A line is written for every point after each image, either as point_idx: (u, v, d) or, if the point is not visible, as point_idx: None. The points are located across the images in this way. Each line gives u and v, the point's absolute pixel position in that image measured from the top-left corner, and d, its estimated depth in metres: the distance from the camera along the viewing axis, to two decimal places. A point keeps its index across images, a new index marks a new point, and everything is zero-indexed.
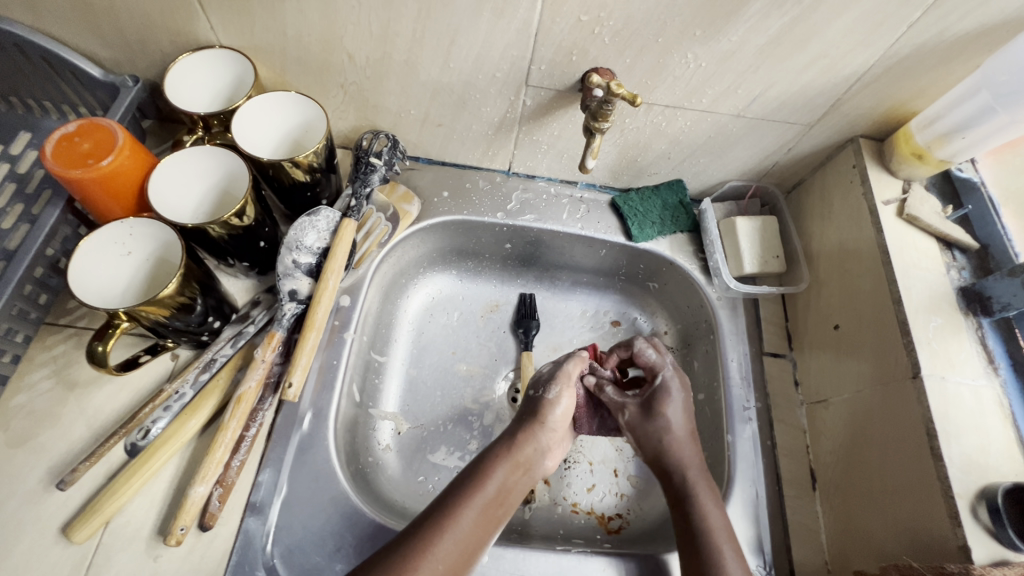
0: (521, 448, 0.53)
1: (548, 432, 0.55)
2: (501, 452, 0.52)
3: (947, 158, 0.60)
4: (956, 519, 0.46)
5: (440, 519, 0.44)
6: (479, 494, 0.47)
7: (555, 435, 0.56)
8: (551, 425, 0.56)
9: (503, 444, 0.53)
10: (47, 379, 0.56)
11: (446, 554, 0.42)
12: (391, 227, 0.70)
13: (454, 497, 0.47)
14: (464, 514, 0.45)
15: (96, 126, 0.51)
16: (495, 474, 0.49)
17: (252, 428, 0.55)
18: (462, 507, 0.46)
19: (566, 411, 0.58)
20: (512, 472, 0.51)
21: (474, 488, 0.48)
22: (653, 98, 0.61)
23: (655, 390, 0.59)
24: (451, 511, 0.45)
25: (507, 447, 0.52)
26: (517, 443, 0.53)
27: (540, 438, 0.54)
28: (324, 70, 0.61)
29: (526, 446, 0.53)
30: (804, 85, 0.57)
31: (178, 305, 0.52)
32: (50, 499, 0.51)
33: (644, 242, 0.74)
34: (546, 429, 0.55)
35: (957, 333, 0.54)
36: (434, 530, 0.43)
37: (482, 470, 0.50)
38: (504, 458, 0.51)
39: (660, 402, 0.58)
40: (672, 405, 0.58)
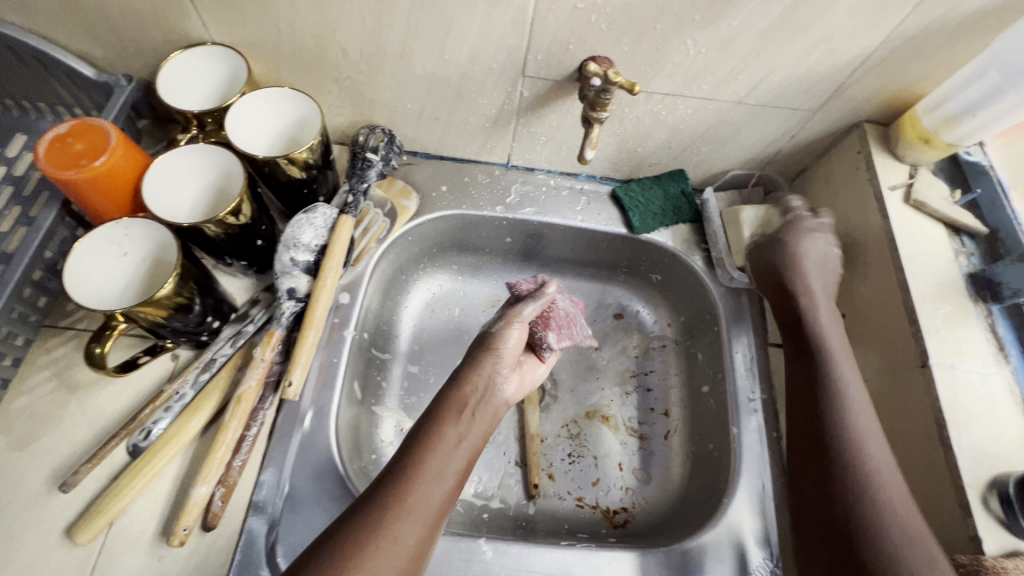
0: (470, 384, 0.54)
1: (498, 362, 0.57)
2: (455, 394, 0.53)
3: (954, 141, 0.59)
4: (966, 509, 0.45)
5: (405, 467, 0.46)
6: (442, 434, 0.49)
7: (506, 363, 0.57)
8: (502, 356, 0.57)
9: (450, 388, 0.54)
10: (48, 382, 0.56)
11: (424, 498, 0.44)
12: (389, 223, 0.69)
13: (419, 445, 0.48)
14: (430, 459, 0.47)
15: (88, 126, 0.51)
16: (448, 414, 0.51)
17: (253, 428, 0.55)
18: (428, 452, 0.47)
19: (518, 341, 0.59)
20: (466, 411, 0.52)
21: (430, 432, 0.49)
22: (652, 86, 0.60)
23: (791, 219, 0.65)
24: (418, 459, 0.47)
25: (457, 386, 0.54)
26: (465, 376, 0.54)
27: (486, 371, 0.55)
28: (318, 64, 0.60)
29: (473, 379, 0.54)
30: (806, 69, 0.56)
31: (176, 305, 0.51)
32: (54, 501, 0.51)
33: (646, 234, 0.73)
34: (494, 360, 0.56)
35: (966, 321, 0.53)
36: (407, 481, 0.45)
37: (440, 411, 0.51)
38: (458, 393, 0.53)
39: (795, 230, 0.63)
40: (808, 238, 0.63)
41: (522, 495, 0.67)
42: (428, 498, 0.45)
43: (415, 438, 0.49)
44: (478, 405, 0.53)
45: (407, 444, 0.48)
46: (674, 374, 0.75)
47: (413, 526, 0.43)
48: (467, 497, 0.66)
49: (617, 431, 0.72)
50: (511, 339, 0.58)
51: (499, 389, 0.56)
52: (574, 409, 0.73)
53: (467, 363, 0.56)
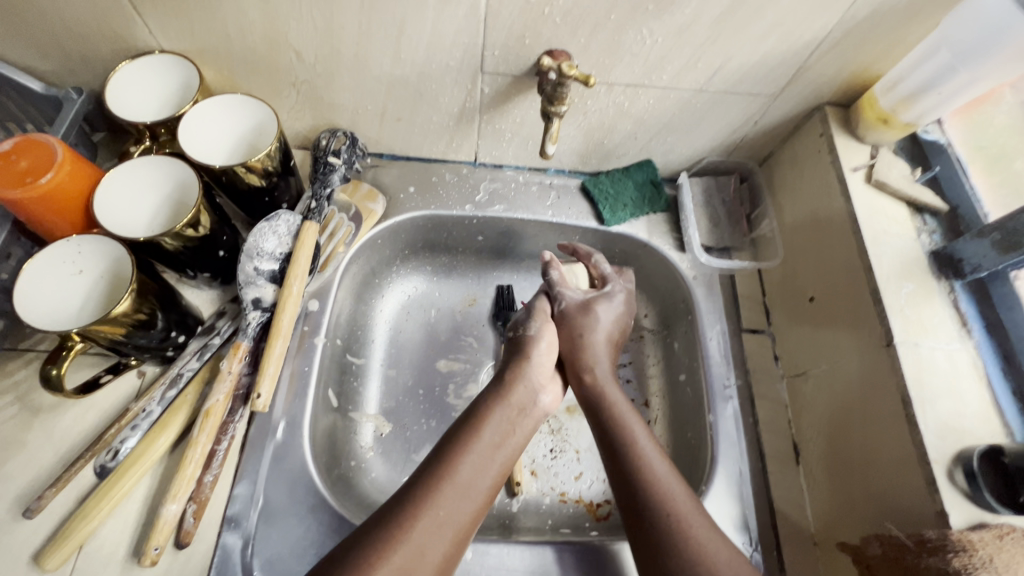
0: (513, 392, 0.56)
1: (537, 368, 0.59)
2: (495, 401, 0.54)
3: (912, 121, 0.59)
4: (933, 485, 0.46)
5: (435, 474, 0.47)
6: (475, 442, 0.50)
7: (543, 371, 0.59)
8: (536, 364, 0.59)
9: (496, 392, 0.56)
10: (9, 406, 0.55)
11: (449, 505, 0.45)
12: (354, 227, 0.68)
13: (450, 452, 0.49)
14: (462, 469, 0.48)
15: (33, 143, 0.50)
16: (490, 418, 0.53)
17: (223, 442, 0.54)
18: (461, 460, 0.49)
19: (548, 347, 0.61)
20: (515, 416, 0.54)
21: (466, 438, 0.51)
22: (612, 78, 0.60)
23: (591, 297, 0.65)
24: (447, 467, 0.48)
25: (500, 392, 0.56)
26: (509, 385, 0.56)
27: (528, 378, 0.58)
28: (273, 69, 0.59)
29: (516, 389, 0.56)
30: (763, 55, 0.56)
31: (135, 322, 0.50)
32: (19, 528, 0.50)
33: (617, 226, 0.73)
34: (532, 367, 0.59)
35: (929, 298, 0.54)
36: (435, 489, 0.46)
37: (477, 419, 0.52)
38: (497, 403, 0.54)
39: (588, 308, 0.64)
40: (603, 309, 0.64)
41: (504, 493, 0.67)
42: (459, 503, 0.46)
43: (446, 445, 0.50)
44: (520, 414, 0.55)
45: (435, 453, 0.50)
46: (652, 364, 0.75)
47: (430, 533, 0.44)
48: None
49: None
50: (542, 347, 0.61)
51: (540, 398, 0.58)
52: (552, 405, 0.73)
53: (509, 370, 0.58)
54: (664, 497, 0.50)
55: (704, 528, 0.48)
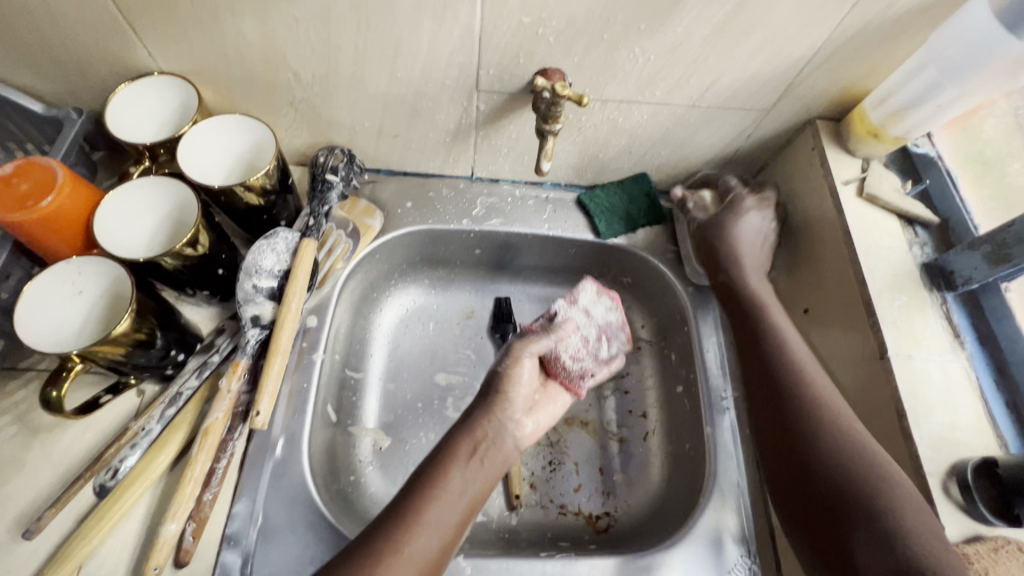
0: (479, 429, 0.54)
1: (510, 406, 0.56)
2: (462, 436, 0.53)
3: (902, 135, 0.60)
4: (928, 497, 0.46)
5: (403, 516, 0.47)
6: (444, 480, 0.49)
7: (518, 404, 0.57)
8: (514, 400, 0.56)
9: (463, 426, 0.54)
10: (9, 426, 0.55)
11: (419, 549, 0.45)
12: (352, 243, 0.69)
13: (419, 491, 0.48)
14: (428, 510, 0.47)
15: (33, 166, 0.50)
16: (456, 459, 0.51)
17: (222, 460, 0.55)
18: (428, 501, 0.48)
19: (529, 376, 0.58)
20: (477, 454, 0.52)
21: (435, 477, 0.50)
22: (606, 95, 0.60)
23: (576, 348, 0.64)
24: (416, 508, 0.47)
25: (467, 426, 0.54)
26: (476, 422, 0.54)
27: (498, 413, 0.55)
28: (271, 89, 0.60)
29: (485, 424, 0.54)
30: (755, 71, 0.57)
31: (135, 342, 0.51)
32: (18, 550, 0.50)
33: (612, 239, 0.74)
34: (504, 407, 0.55)
35: (922, 310, 0.54)
36: (403, 530, 0.46)
37: (447, 456, 0.51)
38: (463, 440, 0.52)
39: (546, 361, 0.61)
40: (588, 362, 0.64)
41: (504, 506, 0.67)
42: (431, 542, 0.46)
43: (414, 485, 0.49)
44: (489, 448, 0.53)
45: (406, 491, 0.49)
46: (649, 375, 0.75)
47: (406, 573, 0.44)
48: None
49: (596, 435, 0.72)
50: (522, 378, 0.57)
51: (510, 433, 0.55)
52: None
53: (476, 404, 0.56)
54: (864, 450, 0.47)
55: (908, 493, 0.45)
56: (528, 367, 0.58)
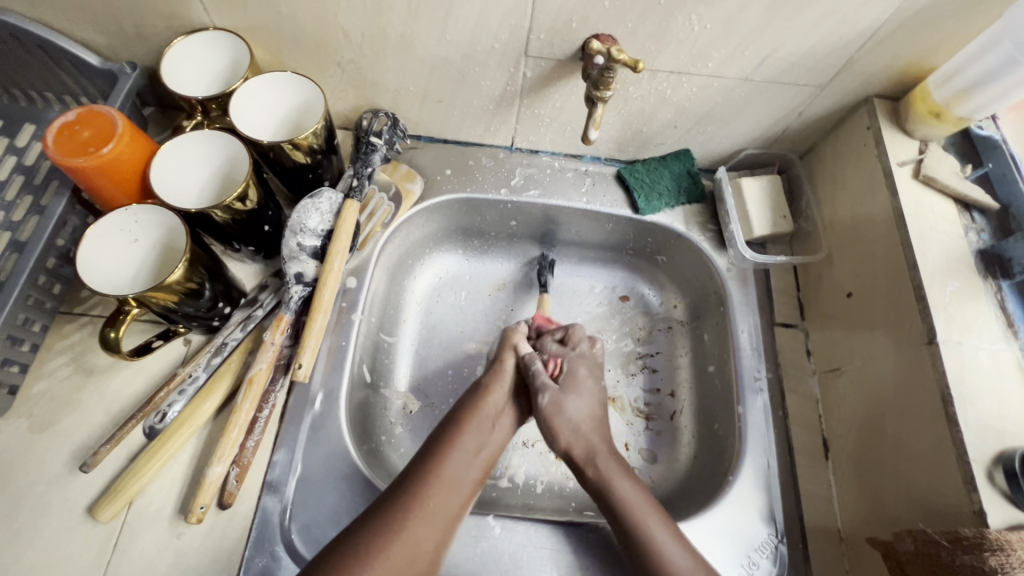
0: (488, 403, 0.58)
1: (514, 378, 0.61)
2: (469, 410, 0.57)
3: (966, 115, 0.58)
4: (971, 484, 0.45)
5: (424, 469, 0.52)
6: (456, 453, 0.53)
7: (519, 382, 0.61)
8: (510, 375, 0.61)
9: (472, 395, 0.59)
10: (65, 366, 0.57)
11: (442, 496, 0.50)
12: (393, 207, 0.70)
13: (417, 479, 0.51)
14: (433, 496, 0.50)
15: (94, 115, 0.51)
16: (469, 422, 0.56)
17: (265, 410, 0.56)
18: (447, 456, 0.53)
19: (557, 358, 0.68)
20: (489, 418, 0.57)
21: (449, 437, 0.55)
22: (657, 65, 0.59)
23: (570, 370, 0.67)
24: (435, 465, 0.52)
25: (477, 401, 0.58)
26: (485, 391, 0.59)
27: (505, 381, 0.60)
28: (321, 49, 0.60)
29: (492, 393, 0.59)
30: (814, 44, 0.55)
31: (186, 291, 0.52)
32: (75, 482, 0.53)
33: (651, 215, 0.73)
34: (507, 378, 0.60)
35: (975, 297, 0.53)
36: (425, 484, 0.50)
37: (457, 429, 0.55)
38: (466, 420, 0.56)
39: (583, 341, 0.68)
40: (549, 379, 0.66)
41: (530, 473, 0.68)
42: (439, 505, 0.50)
43: (414, 473, 0.51)
44: (496, 418, 0.58)
45: (402, 480, 0.51)
46: (679, 355, 0.75)
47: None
48: None
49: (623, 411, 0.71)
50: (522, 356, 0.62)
51: (513, 405, 0.60)
52: None
53: (487, 374, 0.60)
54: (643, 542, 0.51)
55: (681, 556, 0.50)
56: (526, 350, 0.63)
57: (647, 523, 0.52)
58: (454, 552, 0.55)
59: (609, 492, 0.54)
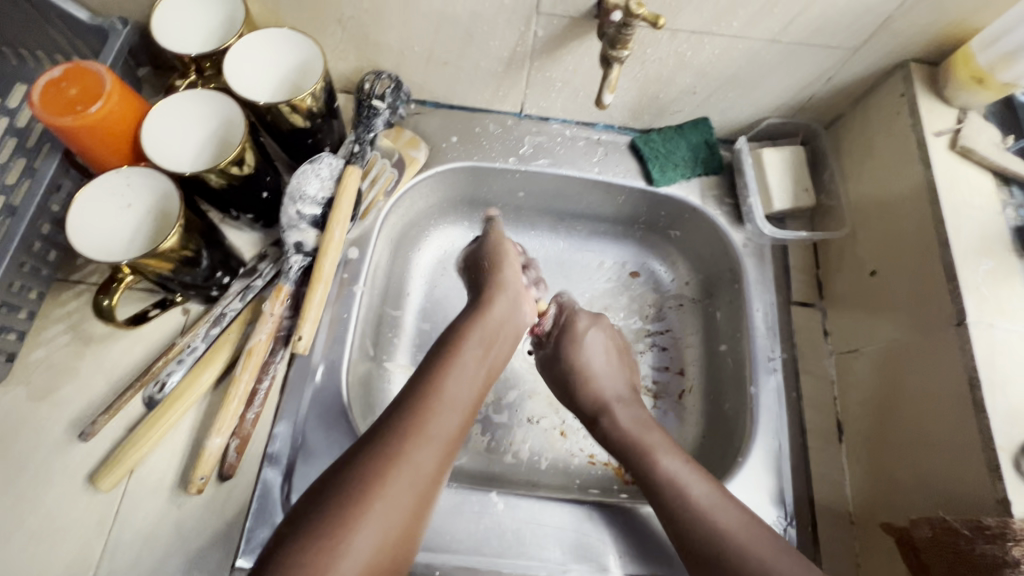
0: (493, 331, 0.56)
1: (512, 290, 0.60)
2: (468, 326, 0.55)
3: (1011, 82, 0.53)
4: (996, 472, 0.43)
5: (419, 394, 0.49)
6: (450, 380, 0.50)
7: (519, 290, 0.60)
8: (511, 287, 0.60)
9: (469, 315, 0.57)
10: (63, 335, 0.56)
11: (440, 426, 0.48)
12: (396, 174, 0.67)
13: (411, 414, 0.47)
14: (429, 423, 0.47)
15: (83, 71, 0.49)
16: (468, 339, 0.54)
17: (265, 381, 0.55)
18: (444, 376, 0.50)
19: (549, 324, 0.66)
20: (488, 341, 0.55)
21: (444, 361, 0.52)
22: (678, 23, 0.55)
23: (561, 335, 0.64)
24: (431, 387, 0.49)
25: (472, 325, 0.55)
26: (483, 308, 0.57)
27: (506, 293, 0.59)
28: (319, 4, 0.56)
29: (495, 305, 0.58)
30: (850, 1, 0.51)
31: (182, 258, 0.51)
32: (75, 450, 0.52)
33: (665, 187, 0.70)
34: (508, 284, 0.60)
35: (1010, 277, 0.50)
36: (418, 412, 0.48)
37: (449, 358, 0.52)
38: (464, 343, 0.54)
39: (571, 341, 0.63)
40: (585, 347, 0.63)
41: (533, 450, 0.67)
42: (428, 444, 0.46)
43: (410, 401, 0.48)
44: (499, 332, 0.56)
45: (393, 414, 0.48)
46: (689, 333, 0.73)
47: (382, 515, 0.42)
48: (479, 453, 0.66)
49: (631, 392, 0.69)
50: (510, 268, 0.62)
51: (520, 311, 0.60)
52: None
53: (484, 292, 0.59)
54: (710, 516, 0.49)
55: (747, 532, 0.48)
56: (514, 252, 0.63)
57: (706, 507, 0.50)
58: (455, 527, 0.55)
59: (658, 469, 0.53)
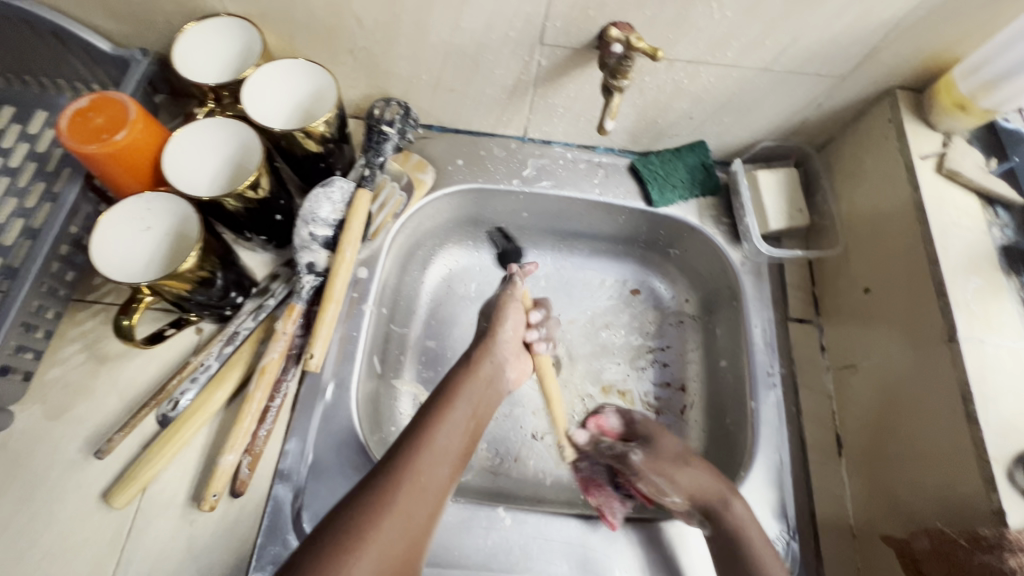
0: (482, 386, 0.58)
1: (504, 346, 0.61)
2: (461, 381, 0.57)
3: (992, 108, 0.56)
4: (991, 484, 0.44)
5: (413, 441, 0.51)
6: (445, 422, 0.53)
7: (511, 348, 0.61)
8: (504, 339, 0.61)
9: (463, 368, 0.59)
10: (79, 354, 0.57)
11: (428, 470, 0.50)
12: (405, 197, 0.69)
13: (411, 445, 0.51)
14: (422, 471, 0.49)
15: (107, 100, 0.51)
16: (459, 394, 0.56)
17: (276, 400, 0.56)
18: (438, 426, 0.53)
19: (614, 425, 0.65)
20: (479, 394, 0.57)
21: (439, 410, 0.54)
22: (674, 53, 0.58)
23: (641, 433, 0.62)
24: (425, 436, 0.52)
25: (465, 371, 0.58)
26: (475, 362, 0.59)
27: (495, 353, 0.60)
28: (333, 35, 0.59)
29: (483, 364, 0.59)
30: (837, 33, 0.54)
31: (199, 279, 0.52)
32: (89, 468, 0.53)
33: (664, 208, 0.72)
34: (500, 343, 0.60)
35: (998, 294, 0.52)
36: (412, 458, 0.50)
37: (446, 401, 0.55)
38: (457, 388, 0.57)
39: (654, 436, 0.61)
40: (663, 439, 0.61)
41: (539, 466, 0.68)
42: (423, 489, 0.49)
43: (404, 447, 0.51)
44: (490, 385, 0.59)
45: (397, 448, 0.51)
46: (689, 349, 0.75)
47: (375, 554, 0.44)
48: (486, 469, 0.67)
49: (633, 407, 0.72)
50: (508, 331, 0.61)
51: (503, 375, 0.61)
52: (591, 385, 0.73)
53: (476, 348, 0.60)
54: None
55: None
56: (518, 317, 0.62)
57: (750, 525, 0.53)
58: (464, 543, 0.55)
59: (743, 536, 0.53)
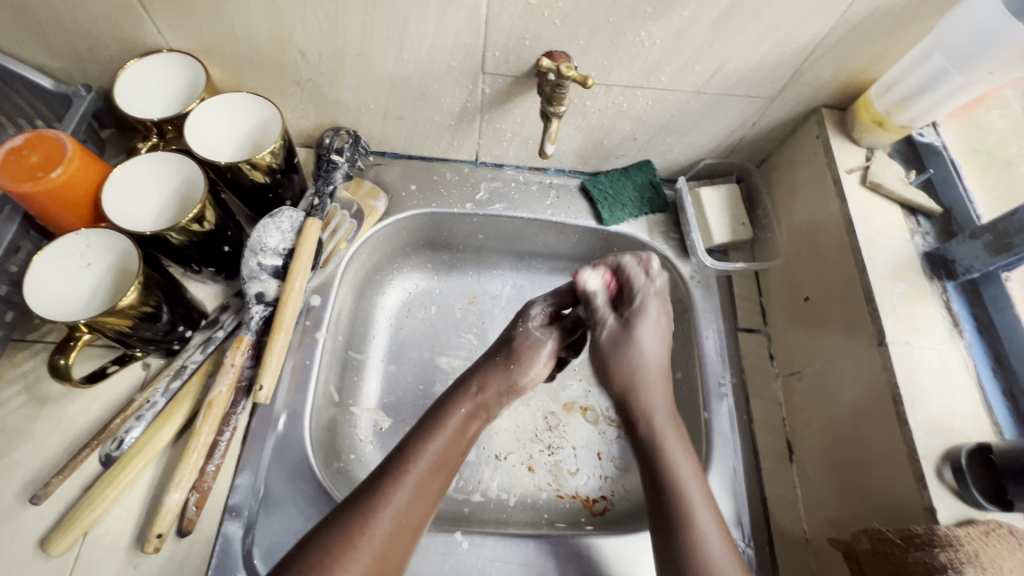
0: (494, 400, 0.56)
1: (525, 371, 0.57)
2: (453, 399, 0.55)
3: (907, 123, 0.60)
4: (922, 482, 0.46)
5: (401, 460, 0.50)
6: (435, 442, 0.51)
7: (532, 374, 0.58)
8: (523, 368, 0.57)
9: (462, 387, 0.56)
10: (18, 396, 0.56)
11: (407, 499, 0.48)
12: (355, 224, 0.69)
13: (401, 458, 0.50)
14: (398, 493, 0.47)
15: (43, 138, 0.51)
16: (450, 417, 0.54)
17: (226, 433, 0.55)
18: (427, 443, 0.51)
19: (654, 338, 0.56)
20: (475, 414, 0.55)
21: (431, 427, 0.53)
22: (611, 79, 0.60)
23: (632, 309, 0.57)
24: (411, 452, 0.50)
25: (467, 394, 0.55)
26: (476, 382, 0.56)
27: (515, 370, 0.57)
28: (278, 68, 0.60)
29: (491, 384, 0.56)
30: (760, 58, 0.57)
31: (141, 314, 0.51)
32: (26, 515, 0.51)
33: (615, 226, 0.74)
34: (521, 369, 0.57)
35: (922, 298, 0.55)
36: (399, 476, 0.48)
37: (439, 422, 0.53)
38: (449, 411, 0.54)
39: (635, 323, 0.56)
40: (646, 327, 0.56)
41: (502, 487, 0.68)
42: (399, 512, 0.47)
43: (392, 462, 0.50)
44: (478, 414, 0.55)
45: (381, 468, 0.50)
46: None
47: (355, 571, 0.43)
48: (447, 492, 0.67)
49: (595, 422, 0.73)
50: (540, 364, 0.58)
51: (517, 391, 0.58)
52: (551, 403, 0.73)
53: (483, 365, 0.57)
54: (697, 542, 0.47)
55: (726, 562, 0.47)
56: (546, 350, 0.58)
57: (687, 477, 0.51)
58: (420, 569, 0.55)
59: (682, 491, 0.50)
